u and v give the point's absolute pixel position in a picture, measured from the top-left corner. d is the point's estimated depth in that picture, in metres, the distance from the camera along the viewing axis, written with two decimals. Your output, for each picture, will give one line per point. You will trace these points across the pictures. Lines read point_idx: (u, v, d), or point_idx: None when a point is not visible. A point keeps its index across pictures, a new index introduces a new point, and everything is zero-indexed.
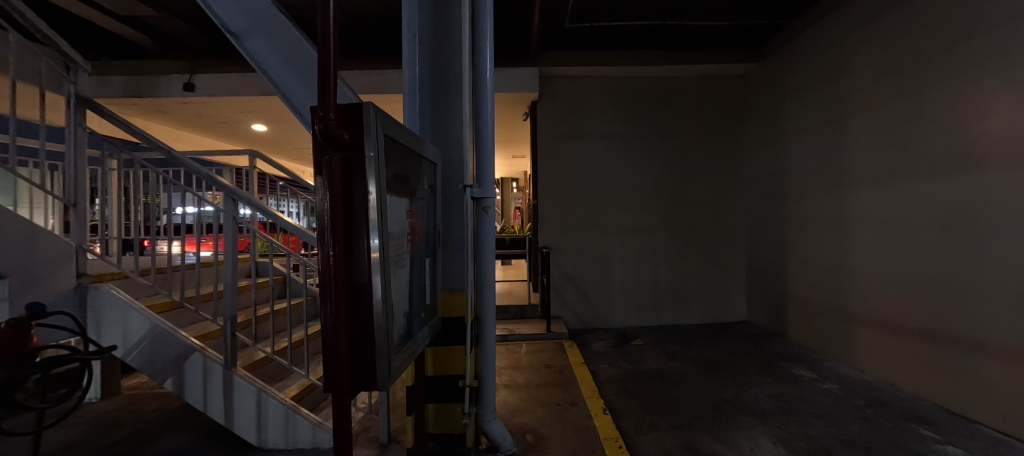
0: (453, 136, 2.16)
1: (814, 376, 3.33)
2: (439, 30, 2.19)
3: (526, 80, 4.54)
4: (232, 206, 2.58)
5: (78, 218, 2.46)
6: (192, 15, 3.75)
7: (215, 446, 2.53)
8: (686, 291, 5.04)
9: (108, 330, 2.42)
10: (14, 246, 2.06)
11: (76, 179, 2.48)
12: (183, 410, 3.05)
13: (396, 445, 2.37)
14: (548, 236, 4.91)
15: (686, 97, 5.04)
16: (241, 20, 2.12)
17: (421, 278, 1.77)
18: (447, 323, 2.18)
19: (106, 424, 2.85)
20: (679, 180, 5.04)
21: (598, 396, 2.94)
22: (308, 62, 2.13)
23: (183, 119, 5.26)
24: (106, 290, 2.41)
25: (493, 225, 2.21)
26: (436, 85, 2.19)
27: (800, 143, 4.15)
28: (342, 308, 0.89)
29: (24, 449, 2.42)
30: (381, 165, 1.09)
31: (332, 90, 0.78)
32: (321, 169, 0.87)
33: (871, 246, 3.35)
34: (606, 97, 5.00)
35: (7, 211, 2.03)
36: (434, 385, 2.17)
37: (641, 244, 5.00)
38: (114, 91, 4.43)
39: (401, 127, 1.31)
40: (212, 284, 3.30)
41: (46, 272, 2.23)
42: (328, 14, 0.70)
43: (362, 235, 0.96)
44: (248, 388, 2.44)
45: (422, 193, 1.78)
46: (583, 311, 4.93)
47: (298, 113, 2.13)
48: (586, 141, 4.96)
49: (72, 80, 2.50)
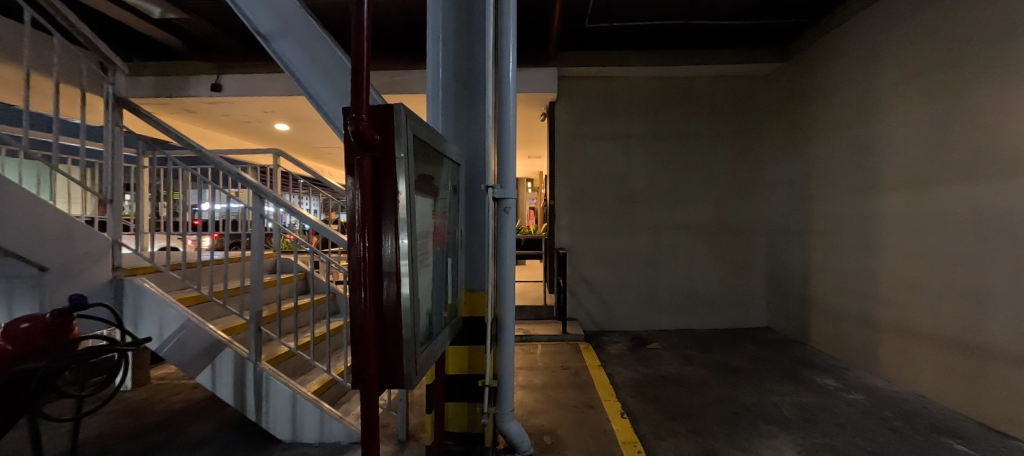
0: (476, 138, 2.19)
1: (839, 384, 3.25)
2: (464, 34, 2.23)
3: (545, 81, 4.55)
4: (259, 204, 2.63)
5: (113, 213, 2.55)
6: (220, 17, 3.84)
7: (240, 437, 2.59)
8: (704, 295, 4.97)
9: (141, 322, 2.50)
10: (55, 238, 2.16)
11: (112, 177, 2.56)
12: (209, 402, 3.14)
13: (414, 442, 2.39)
14: (566, 237, 4.89)
15: (707, 98, 4.97)
16: (271, 22, 2.18)
17: (443, 278, 1.79)
18: (468, 322, 2.20)
19: (136, 412, 2.95)
20: (697, 182, 4.96)
21: (615, 399, 2.91)
22: (335, 65, 2.16)
23: (210, 118, 5.40)
24: (139, 284, 2.50)
25: (514, 226, 2.13)
26: (460, 87, 2.23)
27: (826, 144, 4.05)
28: (369, 306, 0.91)
29: (64, 434, 2.53)
30: (409, 165, 1.11)
31: (365, 93, 0.81)
32: (352, 169, 0.91)
33: (900, 251, 3.25)
34: (627, 98, 4.95)
35: (47, 207, 2.13)
36: (456, 383, 2.21)
37: (659, 247, 4.94)
38: (147, 92, 4.59)
39: (426, 127, 1.33)
40: (237, 280, 3.34)
41: (84, 264, 2.32)
42: (361, 19, 0.74)
43: (390, 233, 0.98)
44: (270, 380, 2.46)
45: (444, 192, 1.79)
46: (598, 313, 4.90)
47: (324, 113, 2.17)
48: (604, 141, 4.92)
49: (111, 82, 2.58)
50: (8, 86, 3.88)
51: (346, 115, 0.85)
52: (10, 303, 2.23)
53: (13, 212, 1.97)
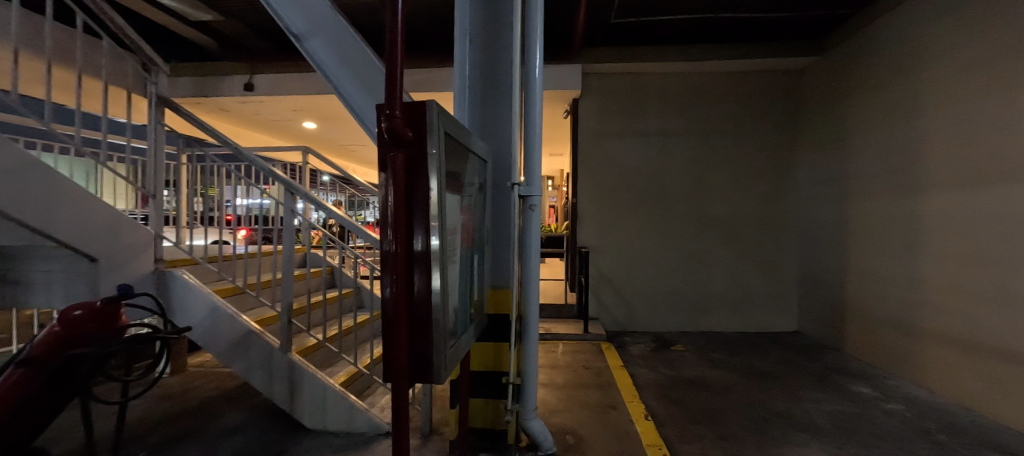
0: (501, 135, 2.19)
1: (877, 393, 3.10)
2: (491, 30, 2.23)
3: (569, 78, 4.51)
4: (290, 200, 2.71)
5: (155, 207, 2.67)
6: (253, 18, 3.97)
7: (269, 426, 2.67)
8: (730, 297, 4.83)
9: (180, 312, 2.60)
10: (103, 229, 2.29)
11: (154, 172, 2.68)
12: (241, 391, 3.26)
13: (437, 436, 2.42)
14: (587, 235, 4.84)
15: (735, 94, 4.82)
16: (303, 22, 2.23)
17: (469, 275, 1.80)
18: (492, 319, 2.21)
19: (174, 398, 3.10)
20: (725, 180, 4.82)
21: (639, 401, 2.87)
22: (364, 62, 2.19)
23: (243, 116, 5.59)
24: (178, 275, 2.60)
25: (539, 224, 2.12)
26: (485, 84, 2.24)
27: (865, 142, 3.86)
28: (401, 302, 0.92)
29: (110, 416, 2.68)
30: (440, 161, 1.11)
31: (399, 89, 0.82)
32: (385, 165, 0.92)
33: (945, 254, 3.06)
34: (652, 95, 4.85)
35: (97, 200, 2.27)
36: (480, 380, 2.22)
37: (683, 246, 4.84)
38: (185, 92, 4.80)
39: (455, 122, 1.33)
40: (269, 273, 3.46)
41: (130, 255, 2.44)
42: (396, 17, 0.74)
43: (420, 230, 0.99)
44: (300, 370, 2.51)
45: (471, 188, 1.80)
46: (620, 313, 4.84)
47: (353, 111, 2.22)
48: (627, 139, 4.85)
49: (154, 82, 2.69)
50: (62, 88, 4.13)
51: (380, 112, 0.85)
52: (68, 291, 2.40)
53: (67, 207, 2.09)
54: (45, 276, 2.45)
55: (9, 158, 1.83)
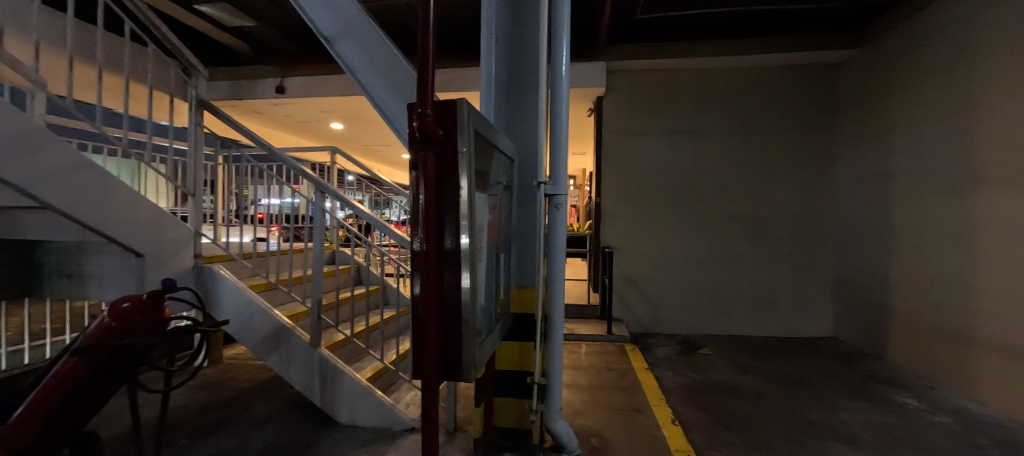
0: (527, 133, 2.18)
1: (922, 405, 2.92)
2: (518, 28, 2.22)
3: (593, 75, 4.45)
4: (320, 198, 2.78)
5: (195, 206, 2.79)
6: (285, 22, 4.10)
7: (299, 418, 2.75)
8: (761, 300, 4.67)
9: (218, 306, 2.71)
10: (148, 225, 2.41)
11: (194, 172, 2.81)
12: (273, 383, 3.38)
13: (462, 434, 2.43)
14: (610, 235, 4.78)
15: (767, 89, 4.64)
16: (333, 24, 2.28)
17: (495, 274, 1.80)
18: (518, 319, 2.21)
19: (211, 388, 3.24)
20: (755, 179, 4.66)
21: (666, 405, 2.80)
22: (393, 63, 2.22)
23: (274, 118, 5.79)
24: (215, 271, 2.70)
25: (565, 223, 2.10)
26: (511, 82, 2.23)
27: (910, 138, 3.65)
28: (431, 300, 0.92)
29: (154, 403, 2.83)
30: (471, 160, 1.10)
31: (430, 87, 0.82)
32: (417, 164, 0.93)
33: (1000, 258, 2.86)
34: (678, 91, 4.72)
35: (143, 199, 2.39)
36: (505, 379, 2.22)
37: (710, 247, 4.70)
38: (221, 95, 5.01)
39: (483, 120, 1.32)
40: (300, 269, 3.56)
41: (172, 252, 2.58)
42: (428, 17, 0.74)
43: (450, 230, 0.98)
44: (330, 365, 2.58)
45: (498, 187, 1.80)
46: (644, 314, 4.76)
47: (381, 112, 2.26)
48: (652, 137, 4.74)
49: (194, 85, 2.81)
50: (111, 93, 4.39)
51: (411, 111, 0.86)
52: (117, 285, 2.55)
53: (115, 205, 2.21)
54: (98, 270, 2.61)
55: (64, 160, 1.94)
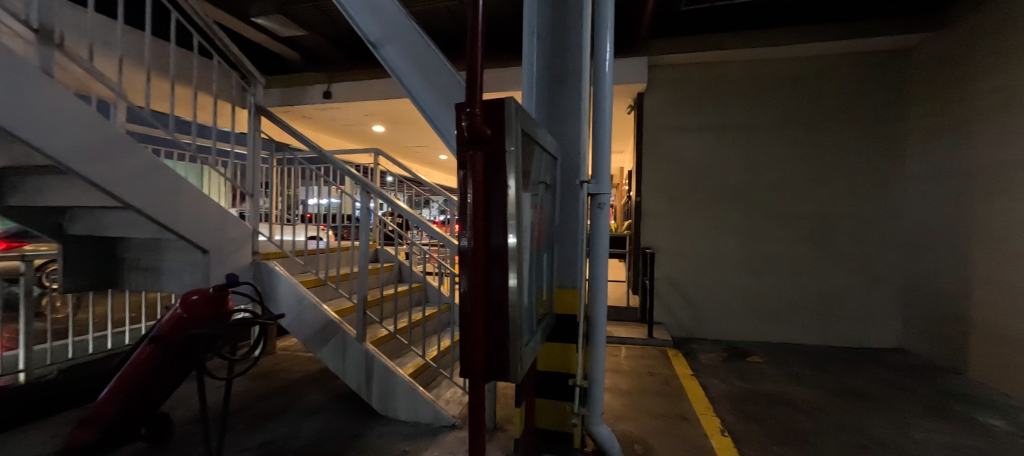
0: (569, 131, 2.15)
1: (1010, 427, 2.60)
2: (560, 25, 2.19)
3: (633, 71, 4.33)
4: (365, 198, 2.87)
5: (253, 206, 2.98)
6: (332, 30, 4.30)
7: (345, 409, 2.88)
8: (816, 305, 4.36)
9: (274, 300, 2.88)
10: (212, 224, 2.61)
11: (252, 174, 2.99)
12: (321, 375, 3.56)
13: (502, 433, 2.44)
14: (650, 236, 4.63)
15: (823, 80, 4.32)
16: (379, 29, 2.36)
17: (538, 274, 1.78)
18: (559, 319, 2.18)
19: (266, 377, 3.45)
20: (809, 177, 4.36)
21: (713, 414, 2.67)
22: (436, 66, 2.26)
23: (322, 122, 6.10)
24: (270, 267, 2.88)
25: (608, 222, 2.04)
26: (553, 80, 2.20)
27: (994, 128, 3.26)
28: (478, 299, 0.91)
29: (219, 389, 3.06)
30: (518, 159, 1.08)
31: (479, 86, 0.81)
32: (465, 163, 0.92)
33: None
34: (724, 85, 4.49)
35: (209, 200, 2.59)
36: (545, 380, 2.20)
37: (759, 249, 4.44)
38: (275, 102, 5.34)
39: (529, 118, 1.31)
40: (347, 266, 3.73)
41: (233, 249, 2.77)
42: (478, 17, 0.74)
43: (499, 230, 0.97)
44: (374, 359, 2.66)
45: (541, 186, 1.78)
46: (686, 318, 4.58)
47: (424, 113, 2.30)
48: (695, 133, 4.55)
49: (253, 93, 3.00)
50: (182, 103, 4.81)
51: (460, 111, 0.86)
52: (186, 279, 2.77)
53: (184, 205, 2.41)
54: (172, 265, 2.85)
55: (140, 164, 2.14)
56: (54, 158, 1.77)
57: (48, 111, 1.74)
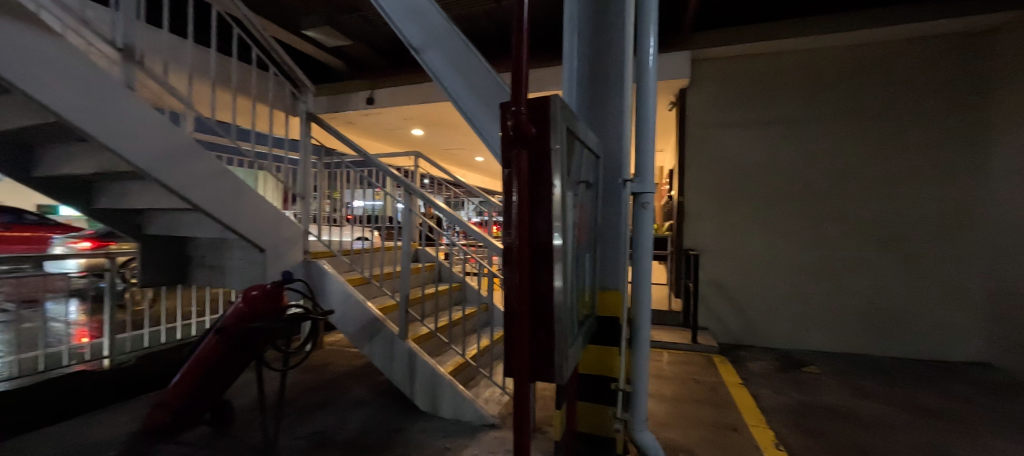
0: (612, 129, 2.11)
1: None
2: (601, 22, 2.15)
3: (674, 66, 4.19)
4: (408, 199, 2.96)
5: (304, 207, 3.16)
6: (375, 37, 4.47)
7: (389, 404, 2.98)
8: (881, 313, 4.01)
9: (323, 296, 3.04)
10: (269, 224, 2.80)
11: (303, 177, 3.17)
12: (367, 370, 3.71)
13: (542, 435, 2.43)
14: (693, 237, 4.46)
15: (889, 68, 3.97)
16: (421, 35, 2.43)
17: (581, 275, 1.76)
18: (602, 321, 2.14)
19: (316, 370, 3.65)
20: (872, 173, 4.02)
21: (766, 426, 2.51)
22: (476, 68, 2.30)
23: (365, 128, 6.39)
24: (320, 266, 3.03)
25: (652, 222, 1.98)
26: (594, 78, 2.17)
27: None
28: (524, 302, 0.87)
29: (275, 379, 3.28)
30: (564, 158, 1.06)
31: (524, 86, 0.80)
32: (509, 163, 0.89)
33: None
34: (774, 78, 4.23)
35: (267, 203, 2.77)
36: (587, 383, 2.17)
37: (814, 251, 4.16)
38: (322, 109, 5.64)
39: (574, 116, 1.28)
40: (389, 266, 3.86)
41: (287, 248, 2.95)
42: (524, 17, 0.73)
43: (543, 231, 0.94)
44: (416, 356, 2.74)
45: (584, 186, 1.76)
46: (732, 324, 4.35)
47: (464, 115, 2.35)
48: (742, 130, 4.33)
49: (304, 101, 3.19)
50: (243, 113, 5.21)
51: (504, 112, 0.85)
52: (247, 275, 2.99)
53: (243, 206, 2.60)
54: (235, 263, 3.09)
55: (207, 170, 2.34)
56: (135, 164, 1.99)
57: (130, 123, 1.96)
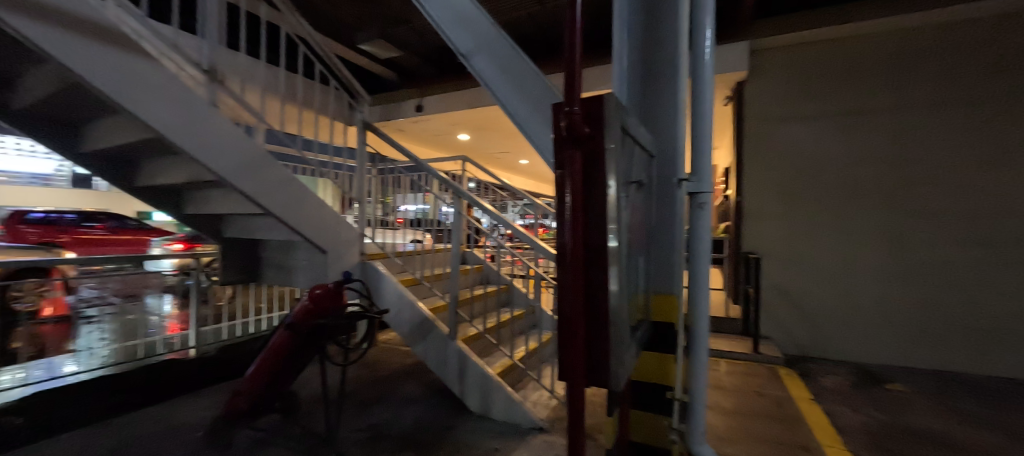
0: (665, 127, 2.03)
1: None
2: (652, 16, 2.08)
3: (731, 59, 3.94)
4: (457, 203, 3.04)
5: (361, 210, 3.36)
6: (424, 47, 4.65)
7: (440, 401, 3.08)
8: (986, 327, 3.49)
9: (379, 296, 3.20)
10: (330, 227, 3.00)
11: (360, 182, 3.38)
12: (418, 367, 3.85)
13: (592, 442, 2.38)
14: (752, 240, 4.18)
15: (995, 45, 3.44)
16: (469, 41, 2.48)
17: (635, 278, 1.71)
18: (658, 327, 2.06)
19: (373, 366, 3.86)
20: (972, 167, 3.52)
21: (843, 448, 2.27)
22: (524, 71, 2.32)
23: (415, 134, 6.68)
24: (375, 267, 3.19)
25: (710, 223, 1.87)
26: (645, 75, 2.10)
27: None
28: (577, 309, 0.80)
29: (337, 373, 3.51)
30: (619, 156, 0.99)
31: (577, 84, 0.75)
32: (562, 163, 0.82)
33: None
34: (848, 64, 3.84)
35: (328, 207, 2.96)
36: (641, 390, 2.10)
37: (899, 255, 3.72)
38: (375, 117, 5.96)
39: (628, 114, 1.22)
40: (439, 267, 3.99)
41: (346, 250, 3.15)
42: (578, 17, 0.70)
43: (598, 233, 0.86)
44: (466, 357, 2.80)
45: (638, 187, 1.71)
46: (799, 334, 4.01)
47: (512, 118, 2.38)
48: (809, 123, 3.98)
49: (359, 110, 3.40)
50: (308, 125, 5.68)
51: (557, 111, 0.80)
52: (311, 274, 3.23)
53: (307, 210, 2.81)
54: (301, 263, 3.35)
55: (277, 176, 2.57)
56: (218, 172, 2.23)
57: (212, 136, 2.20)
